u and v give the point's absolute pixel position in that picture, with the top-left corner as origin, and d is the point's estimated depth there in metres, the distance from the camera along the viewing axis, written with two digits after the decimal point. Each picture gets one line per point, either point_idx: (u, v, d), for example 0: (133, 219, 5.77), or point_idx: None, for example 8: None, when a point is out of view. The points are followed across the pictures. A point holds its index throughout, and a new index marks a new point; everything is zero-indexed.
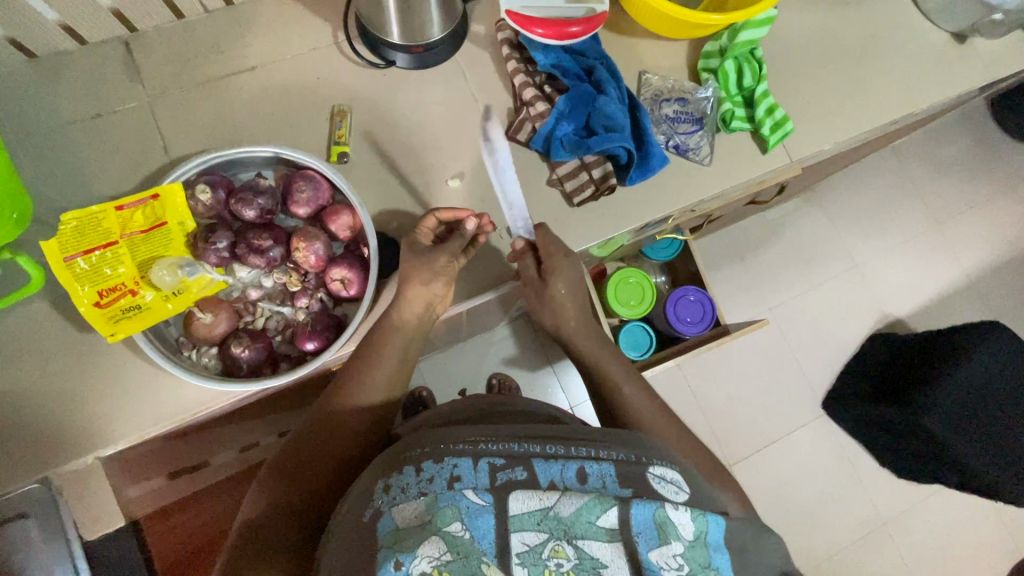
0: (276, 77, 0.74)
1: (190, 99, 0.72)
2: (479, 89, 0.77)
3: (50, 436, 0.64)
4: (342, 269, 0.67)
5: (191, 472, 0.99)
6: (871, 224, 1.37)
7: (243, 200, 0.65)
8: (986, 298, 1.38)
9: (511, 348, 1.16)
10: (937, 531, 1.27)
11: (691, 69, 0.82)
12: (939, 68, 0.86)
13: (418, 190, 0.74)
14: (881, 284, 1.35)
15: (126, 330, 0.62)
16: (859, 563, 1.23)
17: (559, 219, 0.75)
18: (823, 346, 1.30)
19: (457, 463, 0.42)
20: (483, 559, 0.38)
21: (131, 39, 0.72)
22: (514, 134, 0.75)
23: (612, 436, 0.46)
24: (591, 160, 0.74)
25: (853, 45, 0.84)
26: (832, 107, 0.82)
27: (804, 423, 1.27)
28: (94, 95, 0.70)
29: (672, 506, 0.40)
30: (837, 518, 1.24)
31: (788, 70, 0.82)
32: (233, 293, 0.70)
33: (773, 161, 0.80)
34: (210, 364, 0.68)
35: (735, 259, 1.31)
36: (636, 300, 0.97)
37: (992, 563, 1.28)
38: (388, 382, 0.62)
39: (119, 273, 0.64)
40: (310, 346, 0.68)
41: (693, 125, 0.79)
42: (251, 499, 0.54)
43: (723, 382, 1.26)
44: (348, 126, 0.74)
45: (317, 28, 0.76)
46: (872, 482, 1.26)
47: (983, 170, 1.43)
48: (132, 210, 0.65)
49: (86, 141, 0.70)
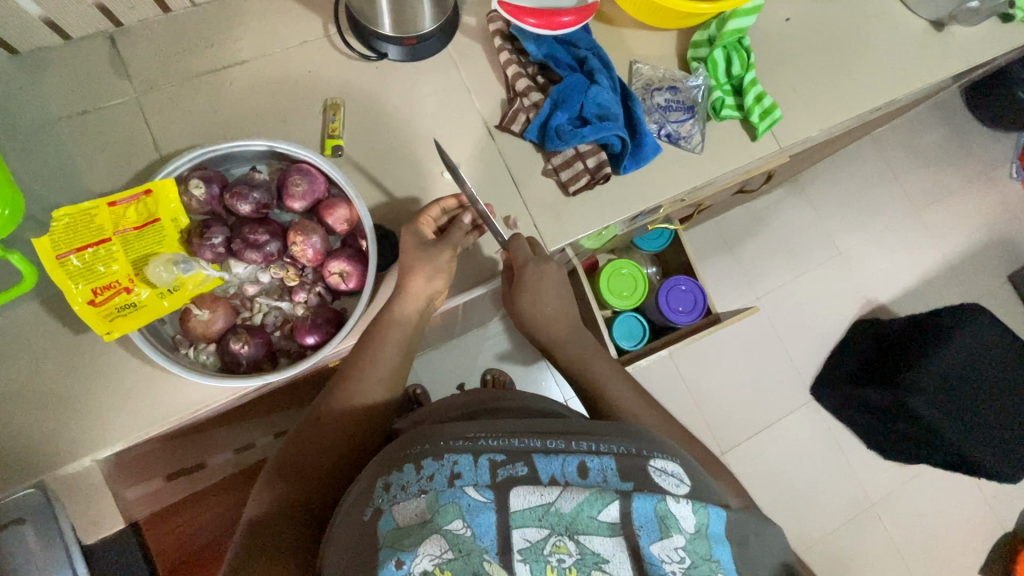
0: (266, 70, 0.73)
1: (179, 94, 0.71)
2: (473, 79, 0.76)
3: (44, 440, 0.63)
4: (341, 262, 0.66)
5: (188, 474, 0.97)
6: (856, 213, 1.37)
7: (238, 194, 0.64)
8: (968, 281, 1.38)
9: (505, 343, 1.16)
10: (921, 510, 1.28)
11: (681, 58, 0.82)
12: (920, 54, 0.86)
13: (413, 183, 0.73)
14: (869, 270, 1.35)
15: (122, 328, 0.62)
16: (849, 544, 1.24)
17: (554, 210, 0.74)
18: (812, 332, 1.31)
19: (457, 460, 0.42)
20: (485, 557, 0.38)
21: (117, 34, 0.71)
22: (507, 125, 0.74)
23: (611, 430, 0.46)
24: (585, 148, 0.73)
25: (837, 32, 0.84)
26: (819, 93, 0.82)
27: (793, 408, 1.27)
28: (82, 90, 0.69)
29: (673, 498, 0.40)
30: (828, 499, 1.25)
31: (775, 57, 0.82)
32: (229, 289, 0.69)
33: (763, 148, 0.79)
34: (208, 361, 0.67)
35: (725, 249, 1.31)
36: (628, 291, 0.97)
37: (976, 542, 1.29)
38: (390, 377, 0.61)
39: (113, 270, 0.63)
40: (310, 341, 0.67)
41: (684, 112, 0.78)
42: (257, 498, 0.54)
43: (715, 369, 1.27)
44: (342, 119, 0.73)
45: (305, 21, 0.75)
46: (860, 464, 1.27)
47: (961, 155, 1.44)
48: (126, 206, 0.64)
49: (74, 139, 0.69)
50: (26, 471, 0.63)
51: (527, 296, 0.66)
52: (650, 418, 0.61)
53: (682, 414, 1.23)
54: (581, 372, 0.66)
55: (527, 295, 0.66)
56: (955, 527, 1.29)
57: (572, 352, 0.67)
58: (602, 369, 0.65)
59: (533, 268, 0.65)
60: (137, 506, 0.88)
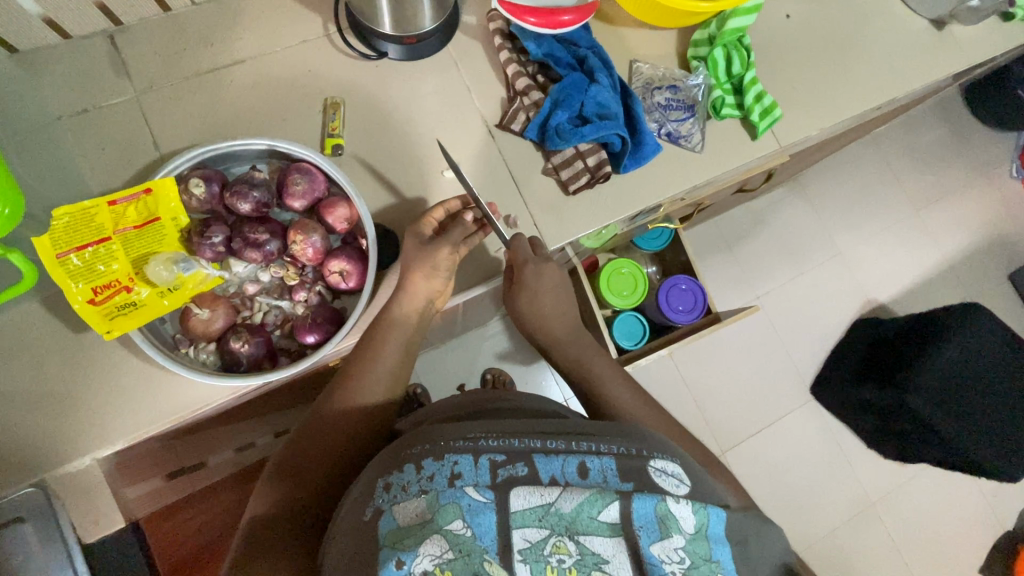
0: (266, 69, 0.73)
1: (180, 93, 0.71)
2: (473, 78, 0.76)
3: (45, 440, 0.64)
4: (341, 261, 0.66)
5: (189, 474, 0.97)
6: (856, 212, 1.37)
7: (238, 193, 0.64)
8: (968, 280, 1.39)
9: (505, 342, 1.16)
10: (921, 509, 1.28)
11: (681, 57, 0.82)
12: (921, 53, 0.85)
13: (413, 182, 0.73)
14: (869, 269, 1.35)
15: (122, 327, 0.62)
16: (849, 543, 1.24)
17: (554, 209, 0.74)
18: (811, 332, 1.31)
19: (457, 460, 0.42)
20: (486, 557, 0.38)
21: (116, 32, 0.70)
22: (507, 124, 0.74)
23: (611, 430, 0.46)
24: (585, 147, 0.72)
25: (837, 32, 0.84)
26: (819, 93, 0.82)
27: (793, 408, 1.28)
28: (82, 88, 0.69)
29: (673, 499, 0.40)
30: (827, 498, 1.25)
31: (776, 57, 0.82)
32: (229, 288, 0.69)
33: (763, 148, 0.79)
34: (208, 360, 0.67)
35: (725, 248, 1.31)
36: (628, 290, 0.97)
37: (975, 541, 1.30)
38: (391, 377, 0.61)
39: (113, 269, 0.63)
40: (310, 340, 0.67)
41: (685, 111, 0.78)
42: (258, 498, 0.54)
43: (714, 368, 1.27)
44: (342, 118, 0.73)
45: (305, 21, 0.75)
46: (860, 463, 1.28)
47: (961, 154, 1.44)
48: (125, 205, 0.64)
49: (74, 138, 0.69)
50: (26, 470, 0.63)
51: (524, 295, 0.66)
52: (650, 418, 0.61)
53: (681, 413, 1.24)
54: (581, 372, 0.66)
55: (525, 296, 0.66)
56: (955, 526, 1.29)
57: (572, 352, 0.67)
58: (602, 369, 0.66)
59: (532, 268, 0.65)
60: (138, 505, 0.88)
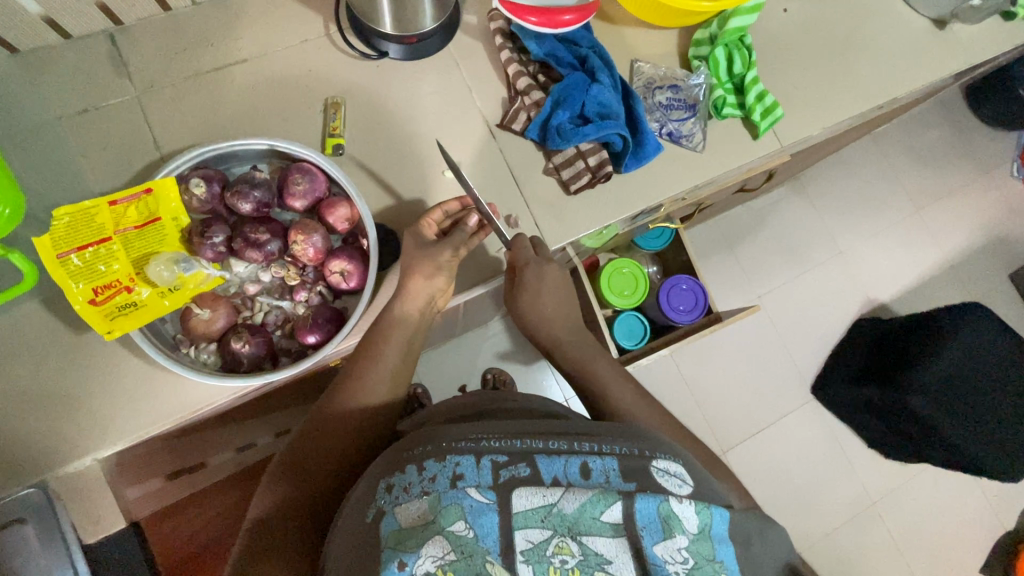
0: (267, 69, 0.73)
1: (180, 92, 0.71)
2: (474, 77, 0.76)
3: (45, 440, 0.63)
4: (342, 260, 0.66)
5: (189, 474, 0.97)
6: (857, 212, 1.37)
7: (239, 193, 0.64)
8: (969, 280, 1.38)
9: (506, 342, 1.16)
10: (922, 509, 1.28)
11: (682, 56, 0.82)
12: (923, 52, 0.85)
13: (414, 182, 0.73)
14: (870, 269, 1.35)
15: (122, 327, 0.61)
16: (850, 542, 1.24)
17: (555, 208, 0.74)
18: (813, 331, 1.31)
19: (459, 461, 0.42)
20: (488, 558, 0.38)
21: (117, 32, 0.70)
22: (508, 124, 0.74)
23: (613, 431, 0.46)
24: (586, 147, 0.72)
25: (839, 31, 0.83)
26: (821, 92, 0.81)
27: (794, 407, 1.28)
28: (82, 88, 0.69)
29: (676, 499, 0.40)
30: (828, 497, 1.25)
31: (777, 56, 0.81)
32: (230, 289, 0.69)
33: (764, 147, 0.79)
34: (209, 361, 0.67)
35: (726, 247, 1.31)
36: (629, 290, 0.97)
37: (977, 540, 1.29)
38: (392, 377, 0.61)
39: (113, 269, 0.63)
40: (310, 340, 0.67)
41: (686, 111, 0.77)
42: (259, 499, 0.54)
43: (715, 368, 1.27)
44: (342, 118, 0.73)
45: (305, 20, 0.74)
46: (861, 462, 1.28)
47: (963, 154, 1.43)
48: (126, 205, 0.64)
49: (74, 138, 0.68)
50: (26, 471, 0.63)
51: (526, 296, 0.66)
52: (651, 418, 0.61)
53: (682, 413, 1.23)
54: (582, 372, 0.66)
55: (527, 296, 0.66)
56: (956, 525, 1.29)
57: (572, 352, 0.67)
58: (603, 369, 0.65)
59: (533, 269, 0.65)
60: (138, 505, 0.88)
